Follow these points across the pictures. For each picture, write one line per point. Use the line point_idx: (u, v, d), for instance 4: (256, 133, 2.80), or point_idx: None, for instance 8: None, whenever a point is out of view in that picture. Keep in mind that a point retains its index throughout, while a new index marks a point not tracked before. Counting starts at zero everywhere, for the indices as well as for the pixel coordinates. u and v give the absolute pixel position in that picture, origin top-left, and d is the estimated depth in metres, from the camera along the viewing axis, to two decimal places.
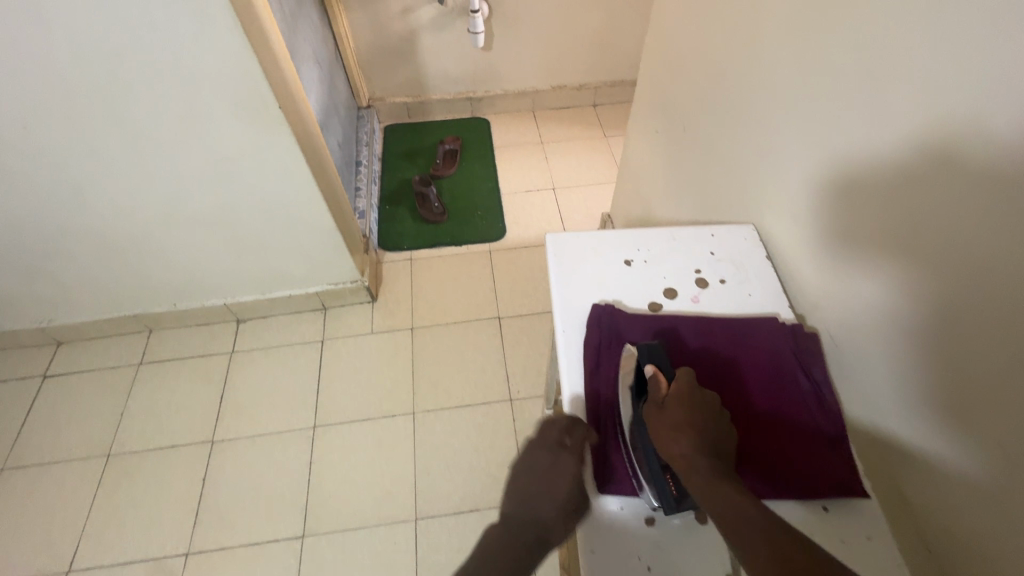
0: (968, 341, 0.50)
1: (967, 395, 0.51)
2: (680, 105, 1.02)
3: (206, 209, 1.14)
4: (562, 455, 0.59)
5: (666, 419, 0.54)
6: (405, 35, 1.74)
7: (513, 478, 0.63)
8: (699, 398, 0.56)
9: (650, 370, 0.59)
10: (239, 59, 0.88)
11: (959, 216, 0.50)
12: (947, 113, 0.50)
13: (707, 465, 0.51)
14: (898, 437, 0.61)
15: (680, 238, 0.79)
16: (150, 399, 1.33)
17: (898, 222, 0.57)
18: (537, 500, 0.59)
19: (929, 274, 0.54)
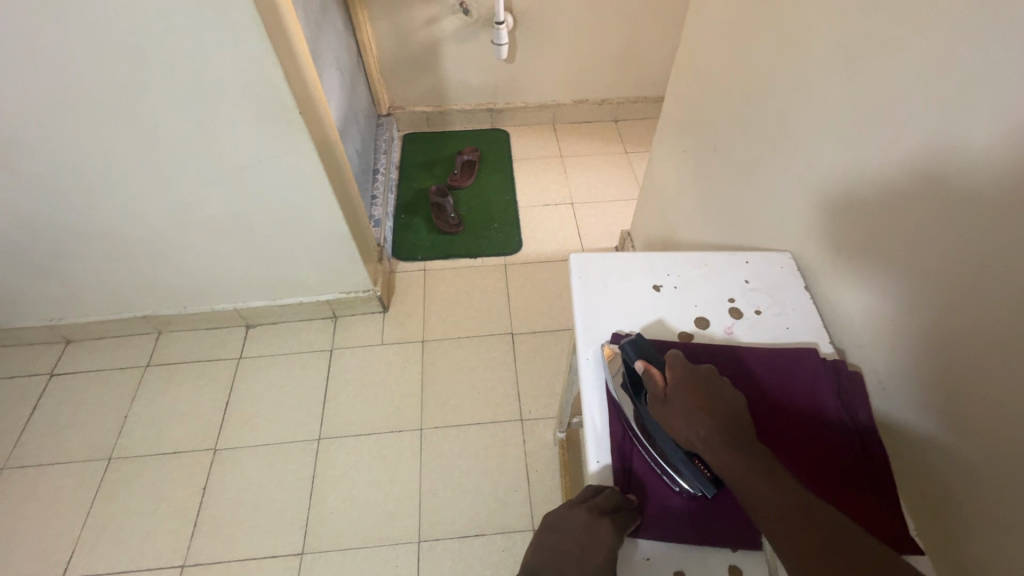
0: (986, 348, 0.48)
1: (998, 402, 0.48)
2: (709, 125, 0.98)
3: (220, 213, 1.13)
4: (598, 521, 0.51)
5: (675, 409, 0.54)
6: (427, 45, 1.73)
7: (550, 529, 0.57)
8: (700, 377, 0.56)
9: (642, 365, 0.57)
10: (259, 64, 0.86)
11: (990, 225, 0.47)
12: (994, 153, 0.46)
13: (726, 442, 0.50)
14: (927, 440, 0.57)
15: (712, 263, 0.75)
16: (155, 403, 1.31)
17: (924, 220, 0.54)
18: (568, 562, 0.53)
19: (956, 274, 0.51)
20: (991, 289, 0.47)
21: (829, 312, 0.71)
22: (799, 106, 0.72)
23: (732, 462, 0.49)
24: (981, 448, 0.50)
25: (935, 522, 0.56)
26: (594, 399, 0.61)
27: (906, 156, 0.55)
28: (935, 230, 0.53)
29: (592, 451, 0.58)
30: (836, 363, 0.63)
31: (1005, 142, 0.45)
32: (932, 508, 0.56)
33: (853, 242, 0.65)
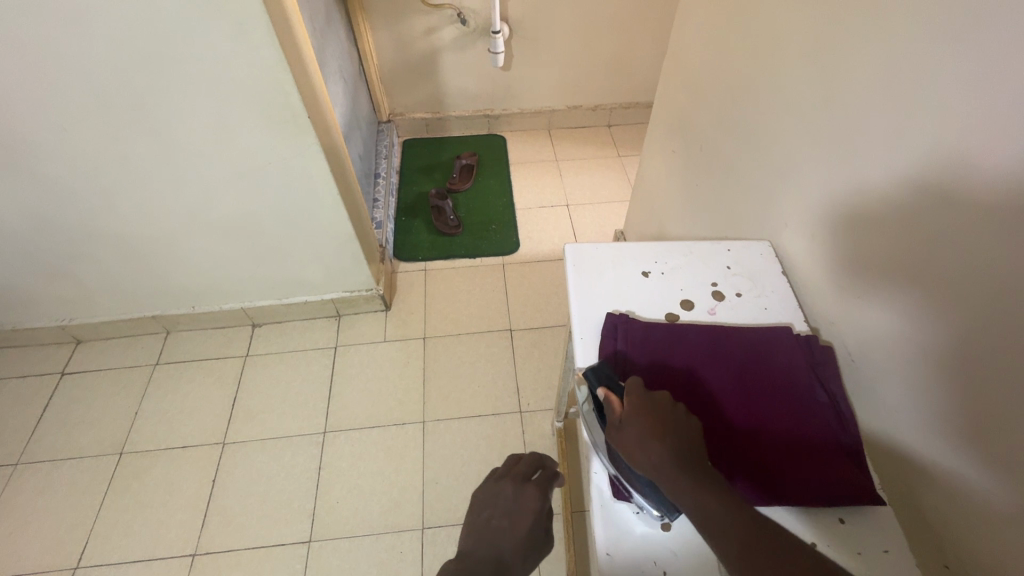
0: (971, 348, 0.50)
1: (978, 401, 0.50)
2: (696, 125, 1.04)
3: (229, 215, 1.17)
4: (527, 486, 0.65)
5: (629, 436, 0.54)
6: (427, 54, 1.80)
7: (477, 510, 0.64)
8: (653, 403, 0.56)
9: (602, 393, 0.60)
10: (272, 72, 0.92)
11: (967, 231, 0.50)
12: (945, 146, 0.52)
13: (677, 467, 0.51)
14: (913, 445, 0.59)
15: (696, 252, 0.80)
16: (164, 400, 1.35)
17: (908, 231, 0.57)
18: (498, 532, 0.61)
19: (938, 283, 0.54)
20: (970, 292, 0.50)
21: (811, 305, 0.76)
22: (778, 107, 0.78)
23: (684, 485, 0.50)
24: (966, 442, 0.52)
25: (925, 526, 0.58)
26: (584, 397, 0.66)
27: (873, 151, 0.61)
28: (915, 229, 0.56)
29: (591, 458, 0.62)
30: (810, 339, 0.68)
31: (961, 134, 0.50)
32: (919, 511, 0.58)
33: (840, 237, 0.68)
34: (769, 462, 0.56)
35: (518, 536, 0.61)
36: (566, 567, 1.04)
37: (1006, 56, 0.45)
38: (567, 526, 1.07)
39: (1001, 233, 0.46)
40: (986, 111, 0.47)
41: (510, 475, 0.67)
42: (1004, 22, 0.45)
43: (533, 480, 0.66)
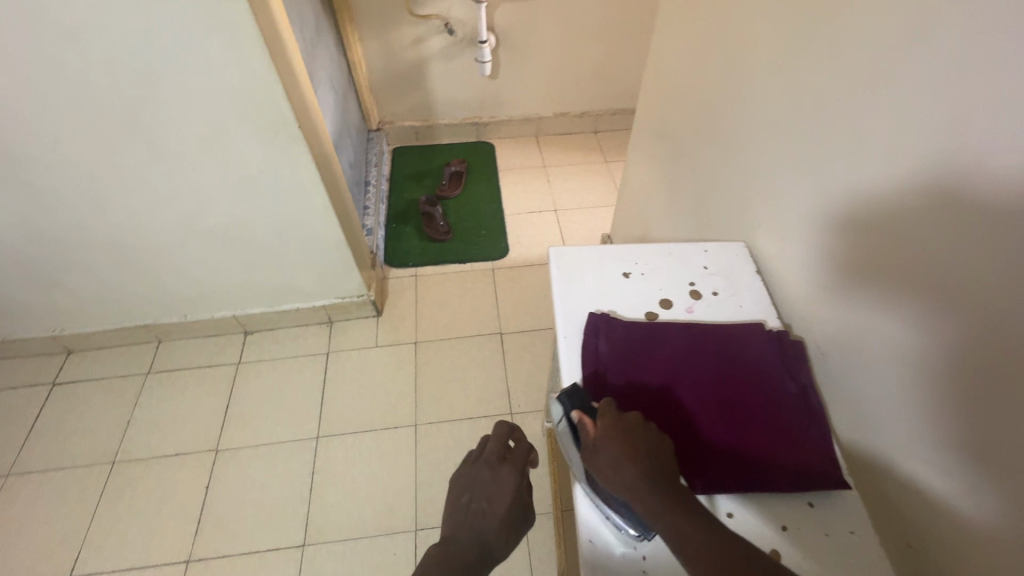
0: (932, 352, 0.53)
1: (939, 397, 0.53)
2: (677, 132, 1.07)
3: (221, 223, 1.19)
4: (503, 468, 0.68)
5: (604, 459, 0.55)
6: (416, 63, 1.83)
7: (456, 493, 0.68)
8: (626, 425, 0.57)
9: (576, 417, 0.60)
10: (263, 83, 0.94)
11: (923, 233, 0.53)
12: (898, 149, 0.55)
13: (651, 488, 0.52)
14: (881, 438, 0.62)
15: (675, 253, 0.83)
16: (157, 408, 1.35)
17: (872, 235, 0.60)
18: (478, 515, 0.65)
19: (902, 285, 0.57)
20: (930, 292, 0.53)
21: (785, 303, 0.79)
22: (751, 114, 0.81)
23: (659, 507, 0.51)
24: (930, 441, 0.55)
25: (891, 516, 0.61)
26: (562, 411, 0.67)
27: (837, 155, 0.64)
28: (886, 238, 0.58)
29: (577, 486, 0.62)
30: (781, 334, 0.71)
31: (913, 139, 0.53)
32: (888, 501, 0.62)
33: (809, 238, 0.71)
34: (744, 454, 0.59)
35: (498, 516, 0.65)
36: (557, 565, 1.06)
37: (951, 66, 0.48)
38: (557, 527, 1.10)
39: (954, 237, 0.50)
40: (932, 118, 0.50)
41: (485, 457, 0.70)
42: (946, 34, 0.48)
43: (508, 460, 0.69)
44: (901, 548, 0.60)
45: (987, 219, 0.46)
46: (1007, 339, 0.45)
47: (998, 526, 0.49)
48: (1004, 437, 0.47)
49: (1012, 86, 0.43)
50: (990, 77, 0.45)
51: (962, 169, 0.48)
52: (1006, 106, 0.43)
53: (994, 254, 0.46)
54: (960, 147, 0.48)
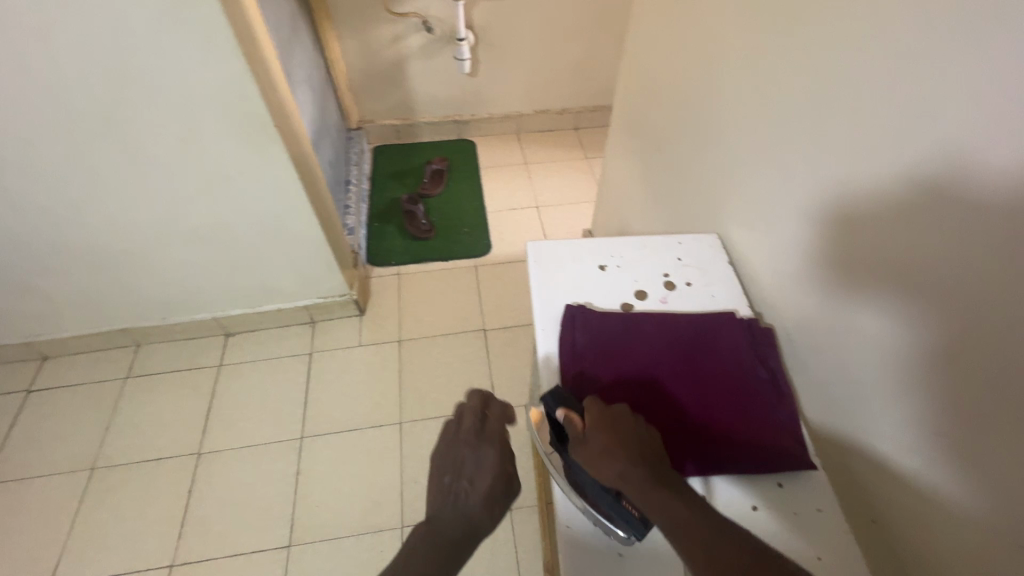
0: (897, 332, 0.56)
1: (902, 377, 0.56)
2: (653, 127, 1.09)
3: (198, 224, 1.18)
4: (482, 444, 0.66)
5: (594, 451, 0.56)
6: (395, 62, 1.82)
7: (437, 474, 0.65)
8: (612, 417, 0.58)
9: (562, 415, 0.60)
10: (239, 83, 0.93)
11: (884, 221, 0.56)
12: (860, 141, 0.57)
13: (643, 477, 0.53)
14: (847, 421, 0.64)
15: (650, 245, 0.85)
16: (137, 413, 1.34)
17: (835, 224, 0.63)
18: (460, 492, 0.62)
19: (865, 269, 0.59)
20: (890, 277, 0.56)
21: (757, 293, 0.81)
22: (722, 109, 0.83)
23: (652, 495, 0.52)
24: (892, 420, 0.58)
25: (856, 494, 0.64)
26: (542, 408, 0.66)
27: (804, 149, 0.66)
28: (851, 228, 0.60)
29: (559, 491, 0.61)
30: (751, 321, 0.73)
31: (875, 131, 0.55)
32: (852, 480, 0.64)
33: (778, 230, 0.74)
34: (714, 439, 0.61)
35: (481, 492, 0.62)
36: (543, 556, 1.08)
37: (907, 60, 0.50)
38: (543, 519, 1.12)
39: (913, 223, 0.52)
40: (894, 110, 0.53)
41: (463, 435, 0.67)
42: (902, 30, 0.50)
43: (486, 434, 0.67)
44: (865, 523, 0.63)
45: (944, 206, 0.49)
46: (964, 315, 0.48)
47: (960, 500, 0.51)
48: (965, 413, 0.49)
49: (966, 84, 0.45)
50: (945, 73, 0.47)
51: (919, 160, 0.51)
52: (962, 99, 0.46)
53: (956, 239, 0.48)
54: (918, 139, 0.50)
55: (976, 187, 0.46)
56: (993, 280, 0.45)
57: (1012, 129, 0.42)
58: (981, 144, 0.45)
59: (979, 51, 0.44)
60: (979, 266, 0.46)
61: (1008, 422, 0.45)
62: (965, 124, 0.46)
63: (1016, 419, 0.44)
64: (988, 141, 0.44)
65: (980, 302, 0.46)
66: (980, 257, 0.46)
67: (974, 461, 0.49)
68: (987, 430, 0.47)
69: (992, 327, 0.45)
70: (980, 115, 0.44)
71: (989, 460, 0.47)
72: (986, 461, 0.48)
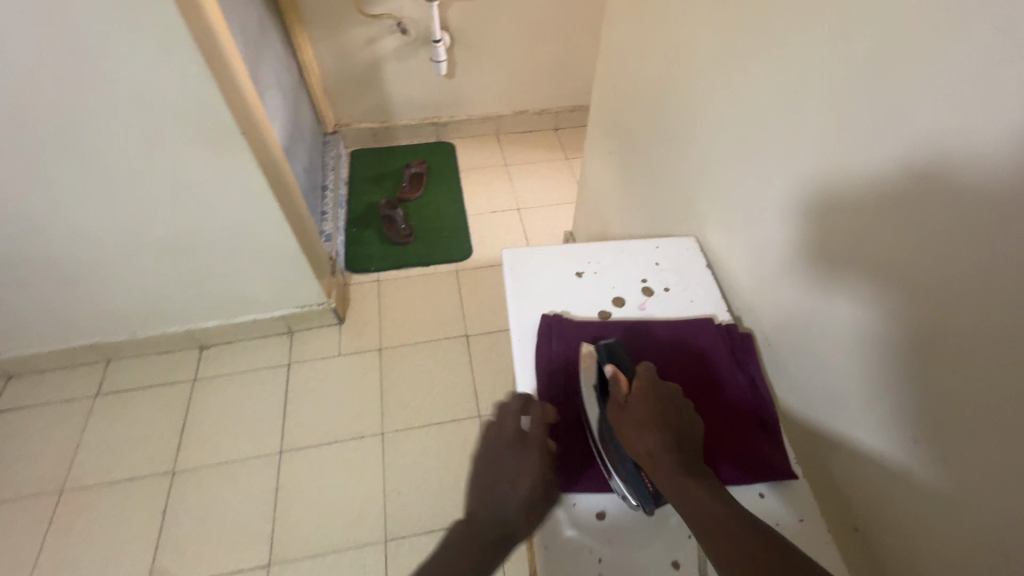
0: (878, 329, 0.55)
1: (884, 377, 0.55)
2: (629, 129, 1.08)
3: (166, 235, 1.14)
4: (523, 450, 0.62)
5: (631, 417, 0.58)
6: (370, 64, 1.79)
7: (482, 472, 0.63)
8: (658, 393, 0.60)
9: (611, 370, 0.63)
10: (202, 89, 0.90)
11: (859, 219, 0.55)
12: (833, 140, 0.57)
13: (671, 459, 0.54)
14: (831, 425, 0.64)
15: (627, 250, 0.84)
16: (108, 431, 1.29)
17: (811, 225, 0.62)
18: (502, 496, 0.59)
19: (843, 268, 0.58)
20: (868, 275, 0.55)
21: (736, 298, 0.81)
22: (696, 110, 0.82)
23: (677, 479, 0.52)
24: (873, 420, 0.57)
25: (840, 501, 0.63)
26: (531, 419, 0.65)
27: (779, 150, 0.65)
28: (828, 228, 0.59)
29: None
30: (729, 329, 0.72)
31: (849, 133, 0.54)
32: (835, 487, 0.64)
33: (755, 231, 0.73)
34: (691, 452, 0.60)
35: (521, 498, 0.58)
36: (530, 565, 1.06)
37: (879, 62, 0.50)
38: None
39: (889, 221, 0.51)
40: (867, 113, 0.52)
41: (507, 439, 0.63)
42: (874, 30, 0.50)
43: (530, 441, 0.62)
44: (847, 532, 0.62)
45: (917, 203, 0.48)
46: (942, 311, 0.47)
47: (940, 502, 0.51)
48: (943, 416, 0.49)
49: (938, 84, 0.45)
50: (915, 72, 0.46)
51: (893, 158, 0.50)
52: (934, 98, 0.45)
53: (931, 237, 0.47)
54: (892, 141, 0.50)
55: (951, 191, 0.45)
56: (971, 285, 0.44)
57: (984, 133, 0.41)
58: (955, 147, 0.44)
59: (949, 55, 0.43)
60: (957, 270, 0.45)
61: (986, 426, 0.44)
62: (937, 128, 0.45)
63: (994, 425, 0.44)
64: (963, 145, 0.43)
65: (958, 306, 0.46)
66: (957, 261, 0.45)
67: (953, 466, 0.48)
68: (965, 435, 0.47)
69: (971, 333, 0.45)
70: (954, 119, 0.44)
71: (967, 465, 0.47)
72: (964, 466, 0.47)
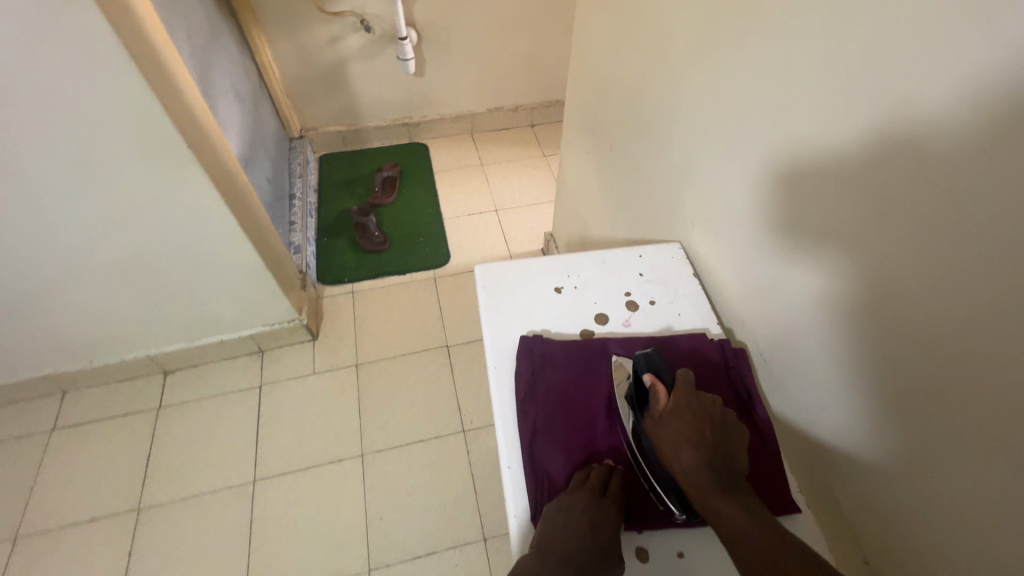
0: (871, 345, 0.51)
1: (883, 398, 0.51)
2: (606, 127, 1.02)
3: (115, 258, 1.05)
4: (603, 501, 0.54)
5: (666, 433, 0.55)
6: (333, 64, 1.71)
7: (555, 512, 0.55)
8: (701, 408, 0.56)
9: (649, 379, 0.60)
10: (138, 101, 0.82)
11: (843, 227, 0.51)
12: (816, 141, 0.52)
13: (709, 479, 0.51)
14: (829, 446, 0.60)
15: (608, 260, 0.79)
16: (65, 469, 1.21)
17: (797, 233, 0.58)
18: (572, 534, 0.52)
19: (830, 278, 0.54)
20: (858, 287, 0.51)
21: (724, 307, 0.76)
22: (673, 108, 0.77)
23: (711, 498, 0.50)
24: (875, 442, 0.54)
25: (847, 531, 0.60)
26: (509, 458, 0.60)
27: (760, 151, 0.61)
28: (816, 236, 0.55)
29: (515, 532, 0.56)
30: (723, 343, 0.67)
31: (833, 137, 0.50)
32: (840, 515, 0.61)
33: (738, 237, 0.69)
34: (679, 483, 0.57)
35: (595, 547, 0.52)
36: None
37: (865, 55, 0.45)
38: None
39: (878, 229, 0.47)
40: (850, 117, 0.47)
41: (591, 484, 0.56)
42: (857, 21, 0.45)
43: (611, 493, 0.55)
44: (855, 563, 0.59)
45: (903, 212, 0.44)
46: (943, 328, 0.43)
47: (949, 533, 0.47)
48: (950, 440, 0.45)
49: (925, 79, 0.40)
50: (898, 68, 0.42)
51: (881, 161, 0.45)
52: (920, 97, 0.40)
53: (929, 248, 0.43)
54: (879, 143, 0.45)
55: (944, 201, 0.40)
56: (988, 312, 0.39)
57: (987, 138, 0.36)
58: (953, 157, 0.39)
59: (941, 53, 0.38)
60: (970, 295, 0.40)
61: (1013, 468, 0.40)
62: (933, 135, 0.40)
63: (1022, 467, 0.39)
64: (964, 154, 0.38)
65: (971, 330, 0.41)
66: (970, 285, 0.40)
67: (978, 505, 0.44)
68: (976, 463, 0.43)
69: (989, 364, 0.40)
70: (951, 125, 0.39)
71: (993, 505, 0.42)
72: (979, 497, 0.43)
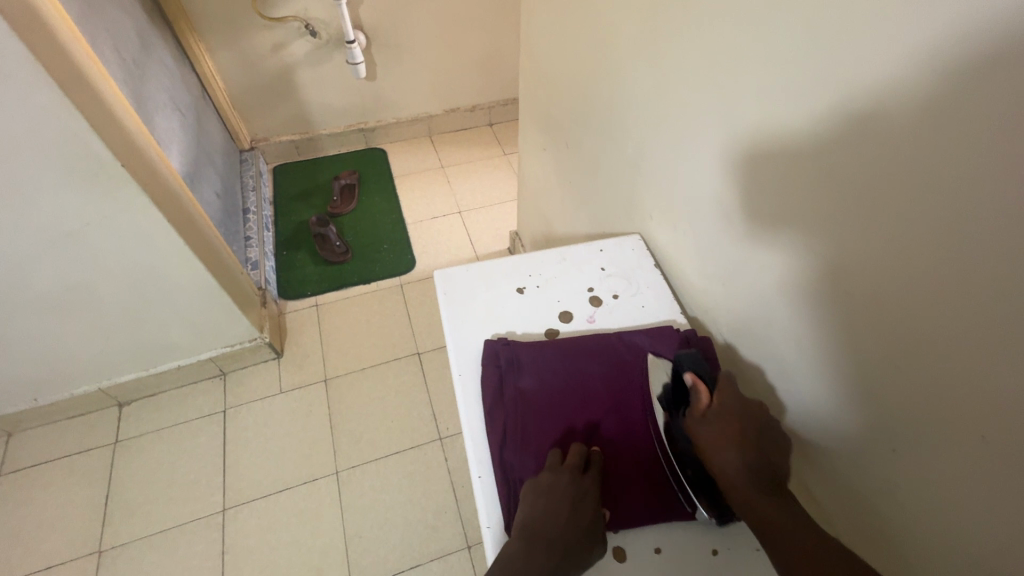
0: (833, 326, 0.51)
1: (849, 377, 0.51)
2: (560, 122, 1.02)
3: (52, 289, 0.99)
4: (584, 480, 0.54)
5: (709, 433, 0.52)
6: (280, 72, 1.65)
7: (533, 497, 0.53)
8: (746, 410, 0.53)
9: (690, 379, 0.55)
10: (63, 120, 0.77)
11: (798, 209, 0.51)
12: (765, 125, 0.52)
13: (751, 481, 0.49)
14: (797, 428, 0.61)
15: (570, 257, 0.79)
16: (15, 517, 1.13)
17: (753, 219, 0.58)
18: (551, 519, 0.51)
19: (789, 262, 0.55)
20: (816, 268, 0.51)
21: (688, 296, 0.77)
22: (624, 99, 0.77)
23: (750, 498, 0.49)
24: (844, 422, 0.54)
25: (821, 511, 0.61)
26: (480, 470, 0.59)
27: (712, 139, 0.61)
28: (772, 220, 0.55)
29: (490, 538, 0.55)
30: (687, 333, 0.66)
31: (781, 121, 0.50)
32: (812, 497, 0.62)
33: (697, 226, 0.69)
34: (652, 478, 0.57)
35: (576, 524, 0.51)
36: None
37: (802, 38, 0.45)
38: None
39: (831, 208, 0.47)
40: (798, 101, 0.47)
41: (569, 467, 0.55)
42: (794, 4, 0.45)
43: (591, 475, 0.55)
44: None
45: (854, 192, 0.45)
46: (899, 304, 0.44)
47: (920, 506, 0.48)
48: (915, 415, 0.45)
49: (865, 59, 0.40)
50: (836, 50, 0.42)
51: (829, 142, 0.46)
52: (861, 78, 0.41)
53: (882, 227, 0.43)
54: (826, 124, 0.45)
55: (892, 178, 0.41)
56: (942, 287, 0.40)
57: (931, 115, 0.37)
58: (899, 137, 0.39)
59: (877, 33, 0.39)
60: (923, 271, 0.41)
61: (976, 437, 0.40)
62: (877, 116, 0.41)
63: (982, 434, 0.40)
64: (909, 134, 0.39)
65: (927, 304, 0.41)
66: (922, 260, 0.41)
67: (943, 476, 0.44)
68: (943, 436, 0.43)
69: (946, 338, 0.40)
70: (894, 105, 0.39)
71: (960, 476, 0.43)
72: (944, 468, 0.44)
